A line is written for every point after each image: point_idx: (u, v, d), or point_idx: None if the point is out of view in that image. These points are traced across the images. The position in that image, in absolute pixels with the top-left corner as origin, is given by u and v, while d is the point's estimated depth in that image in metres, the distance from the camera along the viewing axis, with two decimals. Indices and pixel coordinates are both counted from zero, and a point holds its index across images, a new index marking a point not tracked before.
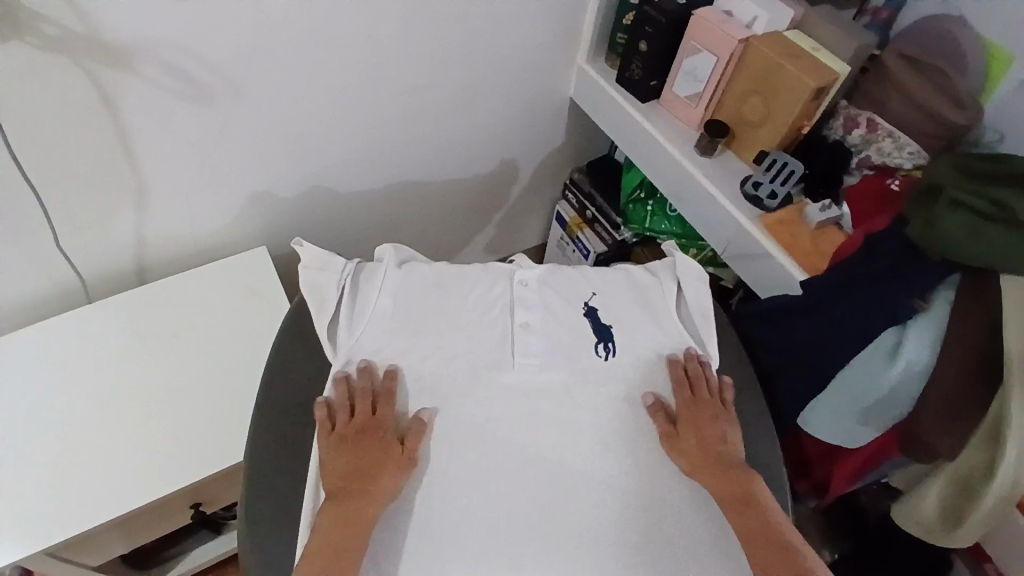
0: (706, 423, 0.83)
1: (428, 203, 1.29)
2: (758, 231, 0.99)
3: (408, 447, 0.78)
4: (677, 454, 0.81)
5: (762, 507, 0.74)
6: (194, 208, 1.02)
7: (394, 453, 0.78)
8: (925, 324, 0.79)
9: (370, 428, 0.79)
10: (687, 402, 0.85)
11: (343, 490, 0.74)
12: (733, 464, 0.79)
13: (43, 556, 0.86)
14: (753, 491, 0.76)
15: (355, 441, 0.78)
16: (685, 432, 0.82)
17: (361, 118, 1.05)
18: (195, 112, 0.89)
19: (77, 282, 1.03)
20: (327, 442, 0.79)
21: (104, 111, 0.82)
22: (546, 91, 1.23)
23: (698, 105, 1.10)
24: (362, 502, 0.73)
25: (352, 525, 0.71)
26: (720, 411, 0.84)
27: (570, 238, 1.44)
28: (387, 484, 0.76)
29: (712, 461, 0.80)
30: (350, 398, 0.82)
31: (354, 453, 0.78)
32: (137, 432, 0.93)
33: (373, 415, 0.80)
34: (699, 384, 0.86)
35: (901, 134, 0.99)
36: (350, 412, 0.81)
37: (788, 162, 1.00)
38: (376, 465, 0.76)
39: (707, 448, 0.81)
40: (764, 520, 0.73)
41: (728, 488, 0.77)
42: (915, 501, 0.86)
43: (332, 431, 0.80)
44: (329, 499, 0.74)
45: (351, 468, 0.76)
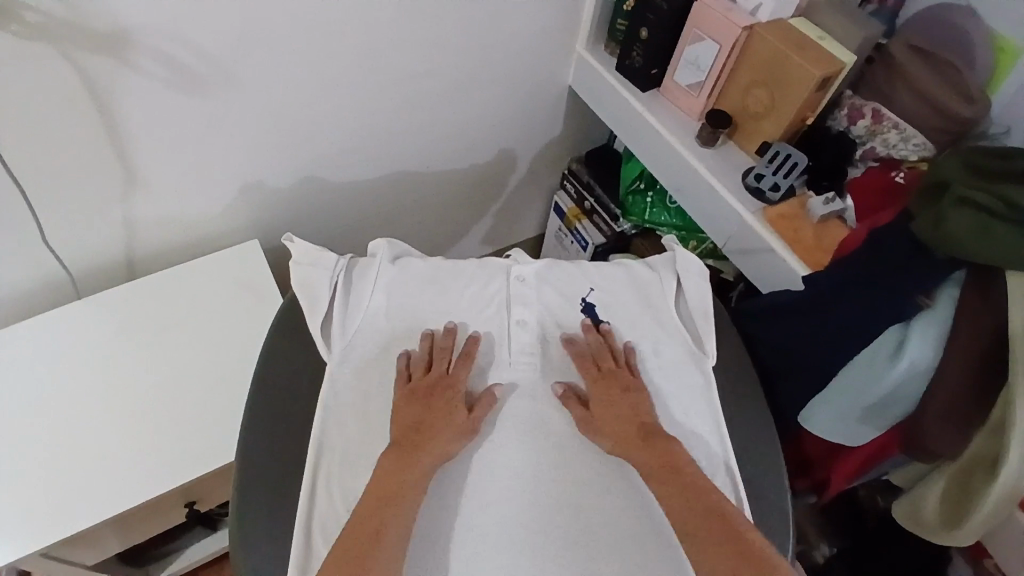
0: (621, 399, 0.82)
1: (423, 194, 1.27)
2: (760, 225, 0.97)
3: (474, 414, 0.80)
4: (595, 432, 0.80)
5: (687, 475, 0.75)
6: (185, 200, 1.00)
7: (461, 418, 0.79)
8: (929, 322, 0.78)
9: (441, 389, 0.80)
10: (594, 377, 0.84)
11: (404, 439, 0.76)
12: (656, 435, 0.79)
13: (37, 556, 0.85)
14: (676, 458, 0.77)
15: (426, 398, 0.79)
16: (599, 411, 0.81)
17: (355, 107, 1.02)
18: (184, 102, 0.86)
19: (64, 276, 1.01)
20: (402, 393, 0.80)
21: (91, 102, 0.80)
22: (544, 79, 1.20)
23: (700, 95, 1.07)
24: (422, 453, 0.75)
25: (411, 471, 0.73)
26: (630, 381, 0.83)
27: (568, 230, 1.42)
28: (447, 442, 0.77)
29: (635, 435, 0.79)
30: (429, 356, 0.83)
31: (424, 407, 0.79)
32: (129, 430, 0.91)
33: (447, 377, 0.81)
34: (605, 358, 0.85)
35: (907, 126, 0.97)
36: (427, 368, 0.82)
37: (791, 154, 0.98)
38: (439, 422, 0.78)
39: (628, 423, 0.80)
40: (688, 488, 0.74)
41: (652, 459, 0.77)
42: (918, 500, 0.86)
43: (407, 383, 0.81)
44: (392, 444, 0.76)
45: (421, 420, 0.77)
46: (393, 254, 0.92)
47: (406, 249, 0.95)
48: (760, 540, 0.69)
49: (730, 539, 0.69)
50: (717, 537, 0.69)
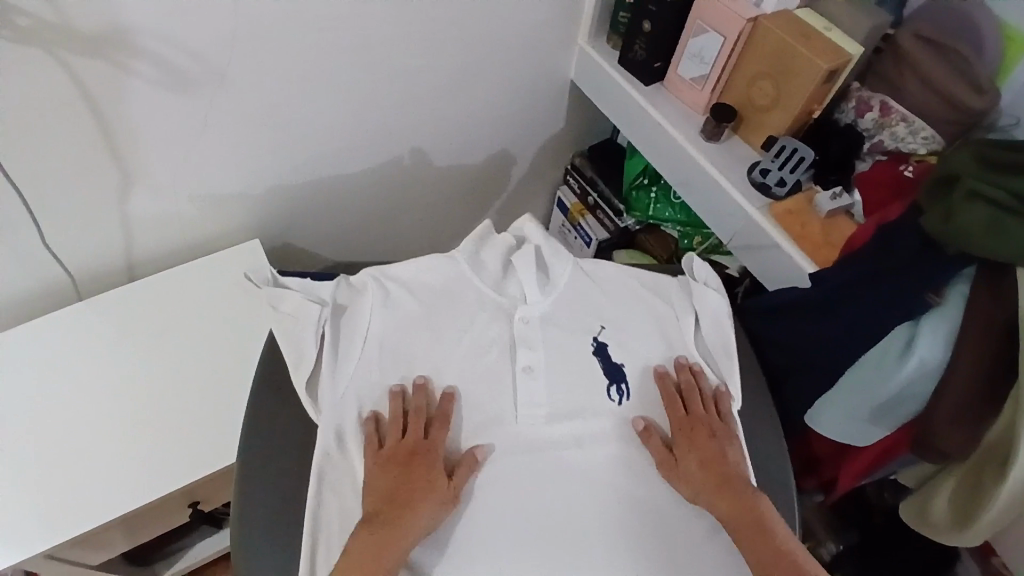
0: (705, 443, 0.82)
1: (425, 190, 1.26)
2: (765, 221, 0.96)
3: (456, 480, 0.79)
4: (678, 477, 0.81)
5: (771, 529, 0.74)
6: (183, 200, 0.99)
7: (443, 486, 0.77)
8: (939, 321, 0.77)
9: (419, 454, 0.79)
10: (681, 421, 0.84)
11: (378, 512, 0.74)
12: (740, 485, 0.78)
13: (42, 558, 0.85)
14: (762, 513, 0.75)
15: (402, 463, 0.78)
16: (683, 455, 0.82)
17: (350, 103, 1.01)
18: (178, 103, 0.85)
19: (65, 279, 1.00)
20: (375, 459, 0.79)
21: (84, 104, 0.79)
22: (545, 73, 1.18)
23: (704, 88, 1.05)
24: (400, 528, 0.73)
25: (386, 550, 0.71)
26: (718, 426, 0.84)
27: (572, 225, 1.41)
28: (424, 518, 0.75)
29: (717, 481, 0.79)
30: (404, 418, 0.82)
31: (401, 473, 0.77)
32: (131, 432, 0.91)
33: (426, 440, 0.81)
34: (693, 401, 0.86)
35: (915, 118, 0.95)
36: (401, 434, 0.81)
37: (797, 149, 0.96)
38: (422, 491, 0.76)
39: (708, 468, 0.80)
40: (773, 542, 0.72)
41: (733, 512, 0.76)
42: (927, 499, 0.85)
43: (379, 448, 0.80)
44: (371, 516, 0.74)
45: (398, 487, 0.76)
46: (385, 297, 0.89)
47: (405, 283, 0.91)
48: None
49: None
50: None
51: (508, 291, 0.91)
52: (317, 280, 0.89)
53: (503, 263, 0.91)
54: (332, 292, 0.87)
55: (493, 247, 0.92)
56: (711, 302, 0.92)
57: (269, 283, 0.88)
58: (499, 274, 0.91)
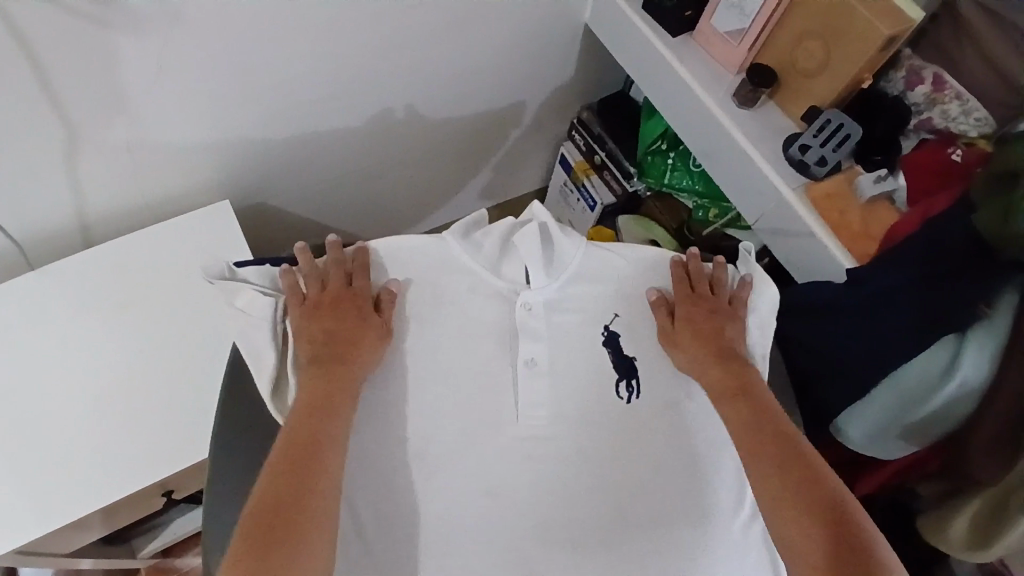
0: (706, 315, 0.77)
1: (416, 141, 1.12)
2: (800, 205, 0.87)
3: (383, 315, 0.75)
4: (674, 349, 0.77)
5: (751, 394, 0.73)
6: (142, 156, 0.86)
7: (373, 322, 0.74)
8: (985, 335, 0.71)
9: (342, 298, 0.75)
10: (685, 297, 0.79)
11: (324, 349, 0.73)
12: (733, 358, 0.75)
13: (12, 553, 0.79)
14: (753, 386, 0.73)
15: (328, 308, 0.74)
16: (681, 328, 0.77)
17: (330, 48, 0.86)
18: (128, 48, 0.72)
19: (13, 246, 0.88)
20: (298, 311, 0.75)
21: (16, 50, 0.66)
22: (556, 16, 1.04)
23: (740, 45, 0.93)
24: (347, 366, 0.72)
25: (336, 384, 0.71)
26: (718, 303, 0.79)
27: (575, 186, 1.29)
28: (369, 352, 0.73)
29: (710, 355, 0.75)
30: (322, 272, 0.77)
31: (331, 317, 0.74)
32: (96, 421, 0.83)
33: (348, 287, 0.76)
34: (701, 282, 0.80)
35: (971, 95, 0.84)
36: (322, 284, 0.76)
37: (844, 124, 0.86)
38: (354, 332, 0.73)
39: (705, 341, 0.75)
40: (753, 408, 0.71)
41: (722, 377, 0.74)
42: (945, 521, 0.76)
43: (301, 303, 0.75)
44: (314, 359, 0.72)
45: (333, 330, 0.73)
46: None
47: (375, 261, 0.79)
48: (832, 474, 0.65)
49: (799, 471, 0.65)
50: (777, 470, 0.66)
51: (505, 275, 0.80)
52: (277, 266, 0.79)
53: (502, 245, 0.79)
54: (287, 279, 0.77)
55: (493, 226, 0.79)
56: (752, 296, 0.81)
57: (223, 277, 0.76)
58: (497, 256, 0.79)
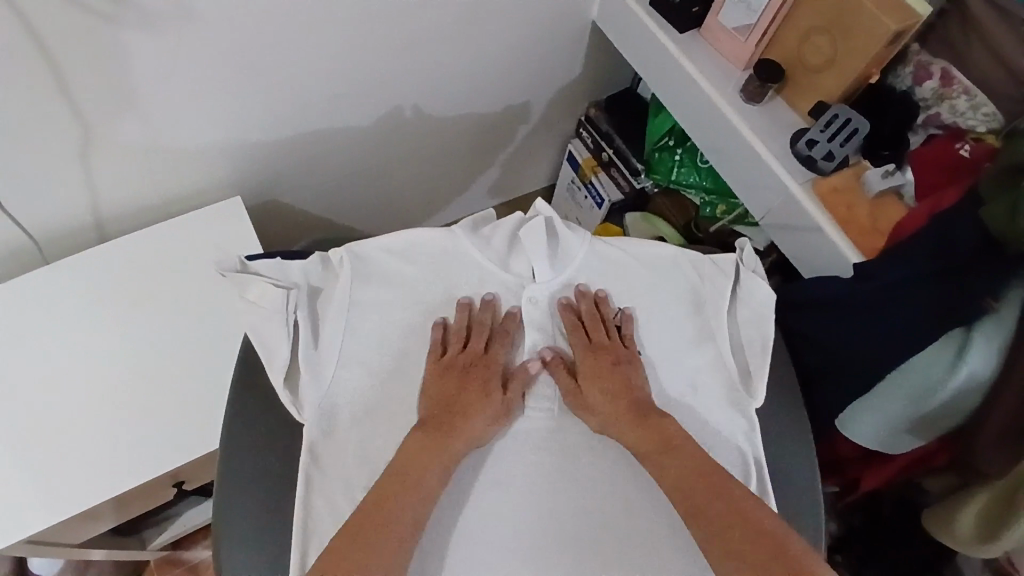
0: (608, 367, 0.77)
1: (424, 138, 1.13)
2: (807, 199, 0.87)
3: (509, 394, 0.76)
4: (583, 408, 0.76)
5: (679, 446, 0.72)
6: (154, 152, 0.87)
7: (496, 398, 0.75)
8: (993, 329, 0.70)
9: (475, 365, 0.77)
10: (585, 348, 0.78)
11: (433, 419, 0.74)
12: (650, 412, 0.75)
13: (23, 542, 0.80)
14: (671, 434, 0.73)
15: (462, 374, 0.76)
16: (587, 387, 0.76)
17: (340, 45, 0.87)
18: (140, 45, 0.73)
19: (28, 240, 0.90)
20: (433, 367, 0.77)
21: (31, 46, 0.67)
22: (563, 14, 1.04)
23: (747, 40, 0.93)
24: (454, 438, 0.73)
25: (439, 458, 0.71)
26: (620, 351, 0.79)
27: (583, 183, 1.30)
28: (478, 429, 0.74)
29: (626, 413, 0.75)
30: (467, 331, 0.79)
31: (458, 383, 0.76)
32: (108, 413, 0.84)
33: (485, 353, 0.78)
34: (596, 327, 0.79)
35: (979, 91, 0.83)
36: (463, 344, 0.78)
37: (852, 119, 0.86)
38: (472, 406, 0.74)
39: (615, 398, 0.76)
40: (682, 459, 0.71)
41: (643, 437, 0.74)
42: (954, 515, 0.77)
43: (439, 356, 0.78)
44: (424, 422, 0.73)
45: (453, 398, 0.75)
46: (368, 271, 0.80)
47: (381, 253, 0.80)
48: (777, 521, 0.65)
49: (744, 528, 0.64)
50: (723, 526, 0.65)
51: (513, 269, 0.82)
52: (289, 259, 0.79)
53: (510, 241, 0.80)
54: (300, 271, 0.78)
55: (502, 222, 0.81)
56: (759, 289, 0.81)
57: (237, 270, 0.77)
58: (505, 252, 0.80)
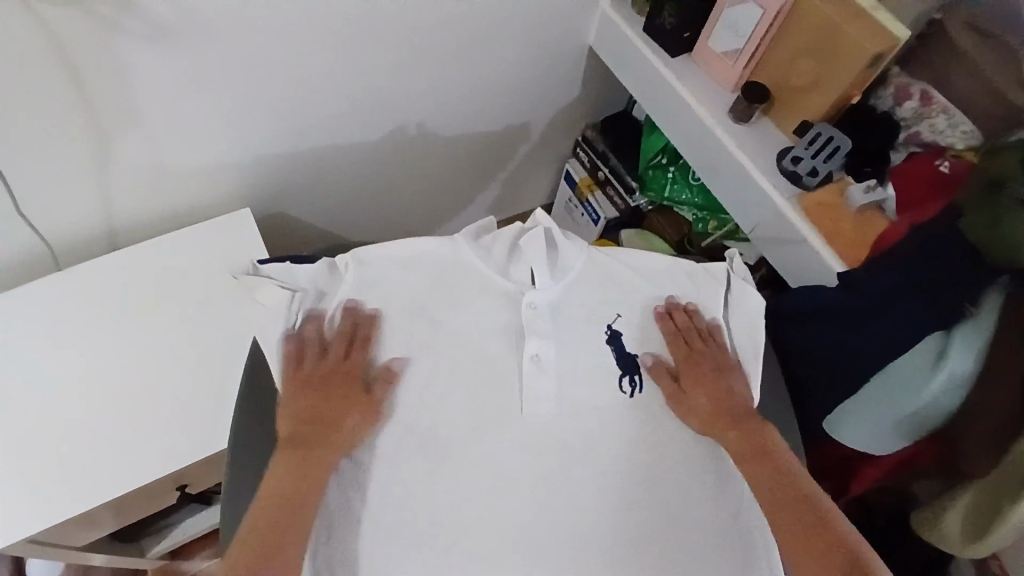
0: (710, 374, 0.81)
1: (427, 155, 1.17)
2: (794, 214, 0.91)
3: (375, 395, 0.78)
4: (683, 411, 0.80)
5: (774, 453, 0.78)
6: (168, 164, 0.91)
7: (361, 400, 0.78)
8: (972, 333, 0.73)
9: (338, 373, 0.78)
10: (686, 354, 0.81)
11: (302, 436, 0.76)
12: (749, 418, 0.80)
13: (26, 542, 0.81)
14: (768, 441, 0.79)
15: (322, 384, 0.78)
16: (691, 389, 0.80)
17: (348, 64, 0.92)
18: (162, 60, 0.77)
19: (44, 247, 0.93)
20: (292, 381, 0.78)
21: (60, 60, 0.71)
22: (561, 39, 1.10)
23: (736, 64, 0.98)
24: (323, 449, 0.75)
25: (313, 473, 0.74)
26: (720, 358, 0.82)
27: (580, 202, 1.34)
28: (350, 430, 0.77)
29: (722, 419, 0.79)
30: (324, 340, 0.79)
31: (320, 395, 0.78)
32: (116, 414, 0.87)
33: (346, 360, 0.79)
34: (693, 335, 0.82)
35: (958, 111, 0.88)
36: (321, 354, 0.79)
37: (833, 137, 0.90)
38: (338, 413, 0.77)
39: (716, 405, 0.80)
40: (778, 467, 0.76)
41: (740, 440, 0.79)
42: (941, 515, 0.79)
43: (297, 368, 0.78)
44: (290, 441, 0.76)
45: (317, 409, 0.77)
46: (371, 278, 0.81)
47: (384, 256, 0.82)
48: (852, 532, 0.71)
49: (821, 537, 0.71)
50: (795, 530, 0.72)
51: (514, 277, 0.83)
52: (297, 264, 0.82)
53: (511, 249, 0.83)
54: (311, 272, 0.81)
55: (502, 231, 0.83)
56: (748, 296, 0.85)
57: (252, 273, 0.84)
58: (506, 260, 0.83)
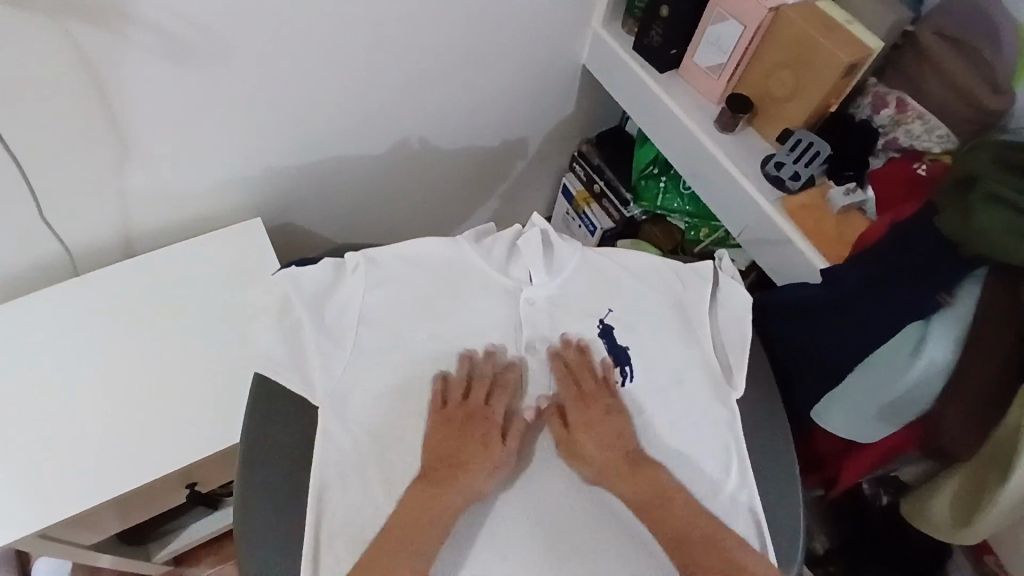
0: (599, 415, 0.81)
1: (428, 169, 1.23)
2: (778, 216, 0.95)
3: (507, 444, 0.79)
4: (580, 457, 0.79)
5: (674, 500, 0.76)
6: (183, 175, 0.97)
7: (495, 446, 0.78)
8: (949, 322, 0.77)
9: (476, 416, 0.80)
10: (577, 398, 0.82)
11: (434, 471, 0.76)
12: (641, 463, 0.79)
13: (36, 537, 0.84)
14: (664, 487, 0.77)
15: (461, 425, 0.79)
16: (580, 436, 0.80)
17: (354, 80, 0.98)
18: (180, 74, 0.83)
19: (63, 254, 0.98)
20: (435, 417, 0.80)
21: (86, 75, 0.77)
22: (553, 59, 1.16)
23: (720, 78, 1.04)
24: (453, 489, 0.75)
25: (435, 512, 0.73)
26: (610, 400, 0.83)
27: (576, 214, 1.39)
28: (478, 478, 0.76)
29: (620, 465, 0.78)
30: (468, 382, 0.82)
31: (458, 436, 0.78)
32: (128, 412, 0.90)
33: (486, 405, 0.81)
34: (583, 375, 0.84)
35: (931, 116, 0.94)
36: (463, 396, 0.81)
37: (813, 143, 0.95)
38: (471, 457, 0.77)
39: (609, 447, 0.79)
40: (678, 515, 0.75)
41: (638, 488, 0.77)
42: (930, 499, 0.86)
43: (440, 408, 0.80)
44: (424, 474, 0.76)
45: (454, 449, 0.77)
46: (380, 276, 0.85)
47: (393, 255, 0.86)
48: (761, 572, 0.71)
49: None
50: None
51: (513, 275, 0.87)
52: (304, 266, 0.85)
53: (509, 250, 0.86)
54: (329, 274, 0.85)
55: (501, 234, 0.86)
56: (734, 291, 0.89)
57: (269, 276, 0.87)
58: (505, 260, 0.86)
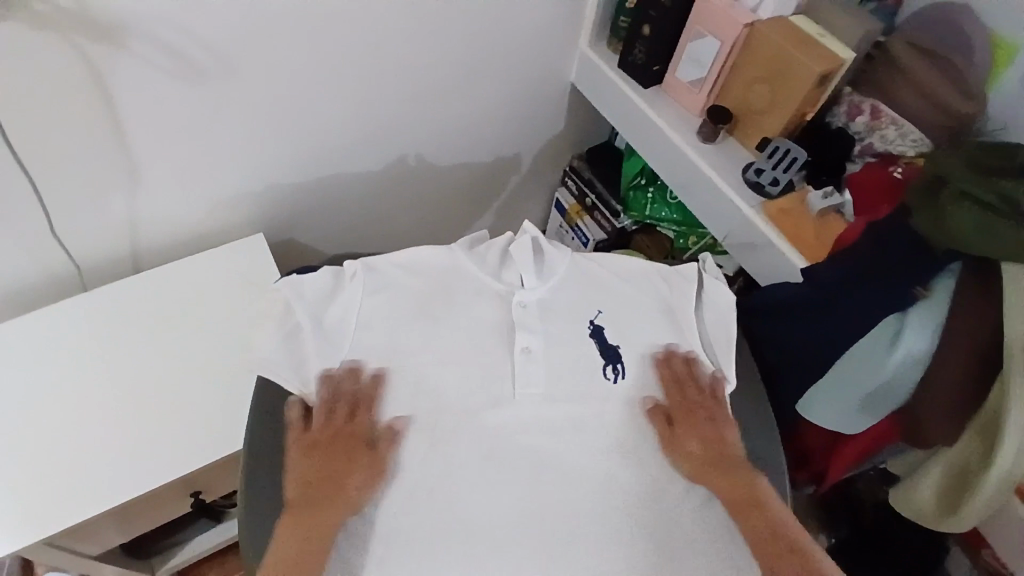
0: (702, 421, 0.86)
1: (424, 185, 1.27)
2: (760, 219, 0.99)
3: (376, 452, 0.81)
4: (674, 455, 0.85)
5: (765, 503, 0.77)
6: (188, 191, 1.01)
7: (364, 459, 0.81)
8: (925, 313, 0.79)
9: (341, 433, 0.82)
10: (681, 403, 0.88)
11: (300, 497, 0.78)
12: (734, 465, 0.82)
13: (41, 544, 0.86)
14: (760, 490, 0.79)
15: (320, 447, 0.81)
16: (683, 435, 0.86)
17: (352, 99, 1.03)
18: (186, 93, 0.88)
19: (72, 269, 1.02)
20: (297, 445, 0.82)
21: (97, 94, 0.82)
22: (543, 77, 1.21)
23: (701, 91, 1.08)
24: (329, 509, 0.77)
25: (318, 532, 0.75)
26: (714, 410, 0.87)
27: (569, 227, 1.43)
28: (356, 489, 0.79)
29: (713, 462, 0.83)
30: (331, 402, 0.84)
31: (322, 456, 0.81)
32: (133, 420, 0.93)
33: (350, 420, 0.83)
34: (690, 386, 0.88)
35: (905, 122, 0.98)
36: (324, 418, 0.83)
37: (790, 149, 0.99)
38: (346, 473, 0.79)
39: (707, 450, 0.84)
40: (766, 513, 0.76)
41: (730, 487, 0.80)
42: (914, 487, 0.87)
43: (306, 434, 0.83)
44: (294, 503, 0.77)
45: (318, 471, 0.80)
46: (378, 281, 0.89)
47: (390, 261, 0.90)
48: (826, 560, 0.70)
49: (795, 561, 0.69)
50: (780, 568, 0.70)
51: (505, 280, 0.90)
52: (306, 275, 0.89)
53: (501, 256, 0.90)
54: (332, 281, 0.89)
55: (495, 240, 0.91)
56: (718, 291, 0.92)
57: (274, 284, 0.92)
58: (498, 265, 0.90)
